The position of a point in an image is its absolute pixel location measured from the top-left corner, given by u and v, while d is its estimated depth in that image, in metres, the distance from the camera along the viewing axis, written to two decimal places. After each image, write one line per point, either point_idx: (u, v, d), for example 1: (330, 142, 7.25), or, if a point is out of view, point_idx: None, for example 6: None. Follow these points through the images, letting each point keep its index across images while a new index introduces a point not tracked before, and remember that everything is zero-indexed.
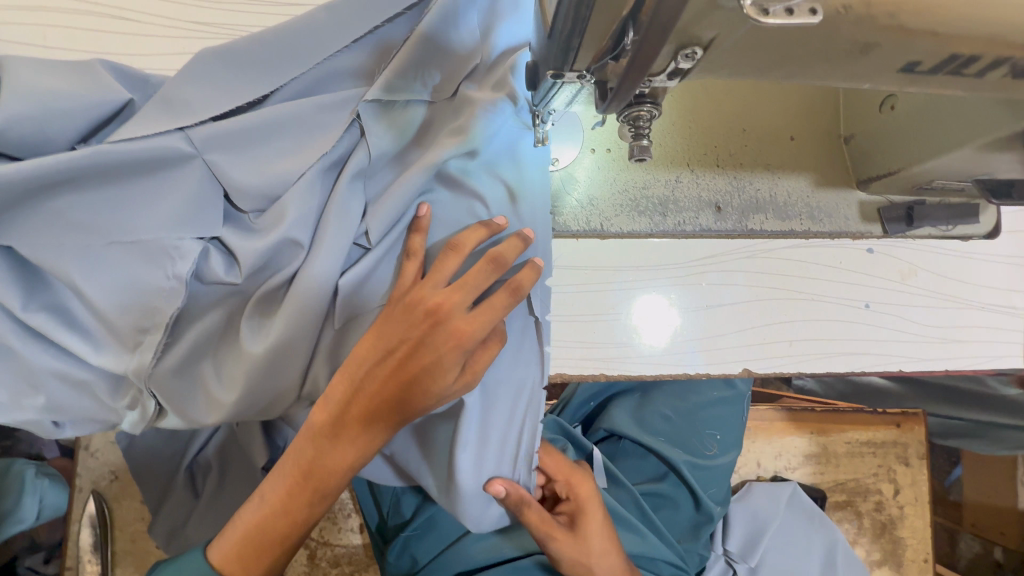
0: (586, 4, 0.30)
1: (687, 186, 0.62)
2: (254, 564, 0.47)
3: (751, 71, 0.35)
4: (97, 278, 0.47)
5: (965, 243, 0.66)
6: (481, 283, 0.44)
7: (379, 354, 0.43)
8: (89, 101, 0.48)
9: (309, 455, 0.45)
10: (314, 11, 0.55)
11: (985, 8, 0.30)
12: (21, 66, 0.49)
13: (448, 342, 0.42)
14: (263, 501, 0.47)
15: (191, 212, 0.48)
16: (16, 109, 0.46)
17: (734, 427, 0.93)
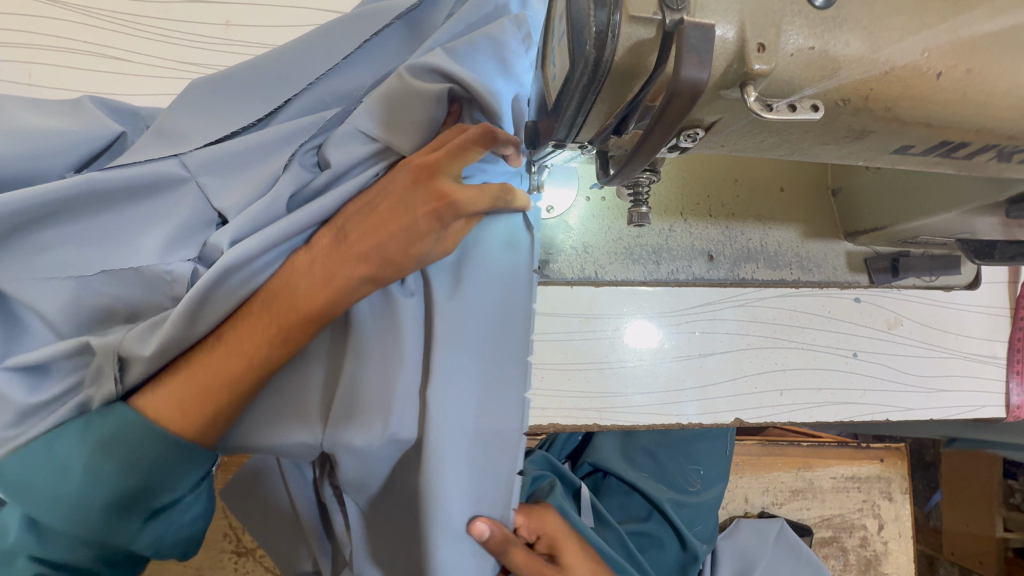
0: (592, 89, 0.29)
1: (680, 235, 0.63)
2: (192, 407, 0.42)
3: (751, 149, 0.35)
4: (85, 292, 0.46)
5: (948, 294, 0.67)
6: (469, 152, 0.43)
7: (369, 210, 0.45)
8: (80, 137, 0.47)
9: (284, 293, 0.44)
10: (311, 50, 0.54)
11: (975, 103, 0.31)
12: (10, 105, 0.47)
13: (432, 197, 0.43)
14: (218, 342, 0.44)
15: (184, 235, 0.47)
16: (5, 150, 0.44)
17: (721, 460, 0.92)
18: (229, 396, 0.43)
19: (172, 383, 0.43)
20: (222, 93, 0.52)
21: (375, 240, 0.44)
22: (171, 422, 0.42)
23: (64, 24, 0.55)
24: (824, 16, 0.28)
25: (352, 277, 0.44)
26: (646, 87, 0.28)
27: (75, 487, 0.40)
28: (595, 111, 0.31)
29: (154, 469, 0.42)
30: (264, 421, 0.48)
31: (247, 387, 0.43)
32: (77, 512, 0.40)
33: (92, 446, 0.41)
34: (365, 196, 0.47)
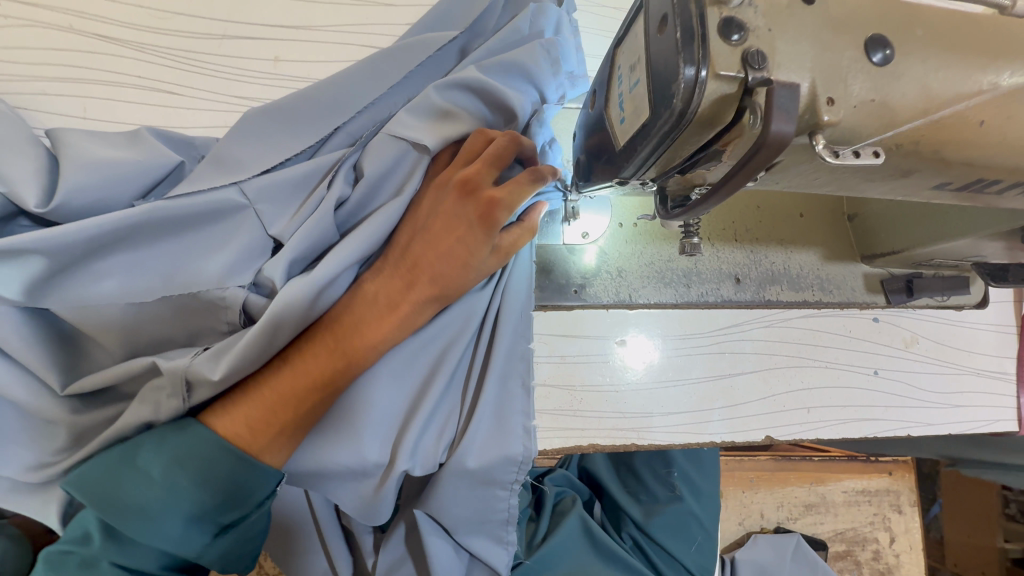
0: (670, 137, 0.31)
1: (708, 259, 0.65)
2: (264, 424, 0.47)
3: (803, 186, 0.37)
4: (143, 320, 0.49)
5: (959, 312, 0.71)
6: (502, 159, 0.48)
7: (422, 234, 0.50)
8: (144, 169, 0.48)
9: (348, 313, 0.49)
10: (360, 83, 0.56)
11: (1011, 146, 0.34)
12: (73, 136, 0.48)
13: (478, 210, 0.47)
14: (286, 363, 0.48)
15: (244, 260, 0.49)
16: (73, 180, 0.45)
17: (707, 465, 0.87)
18: (301, 416, 0.48)
19: (246, 402, 0.47)
20: (275, 125, 0.54)
21: (433, 267, 0.49)
22: (245, 440, 0.46)
23: (119, 59, 0.56)
24: (884, 71, 0.30)
25: (413, 306, 0.50)
26: (723, 133, 0.30)
27: (154, 497, 0.44)
28: (666, 154, 0.33)
29: (229, 479, 0.45)
30: (322, 437, 0.54)
31: (313, 403, 0.48)
32: (155, 522, 0.43)
33: (166, 459, 0.45)
34: (415, 220, 0.51)
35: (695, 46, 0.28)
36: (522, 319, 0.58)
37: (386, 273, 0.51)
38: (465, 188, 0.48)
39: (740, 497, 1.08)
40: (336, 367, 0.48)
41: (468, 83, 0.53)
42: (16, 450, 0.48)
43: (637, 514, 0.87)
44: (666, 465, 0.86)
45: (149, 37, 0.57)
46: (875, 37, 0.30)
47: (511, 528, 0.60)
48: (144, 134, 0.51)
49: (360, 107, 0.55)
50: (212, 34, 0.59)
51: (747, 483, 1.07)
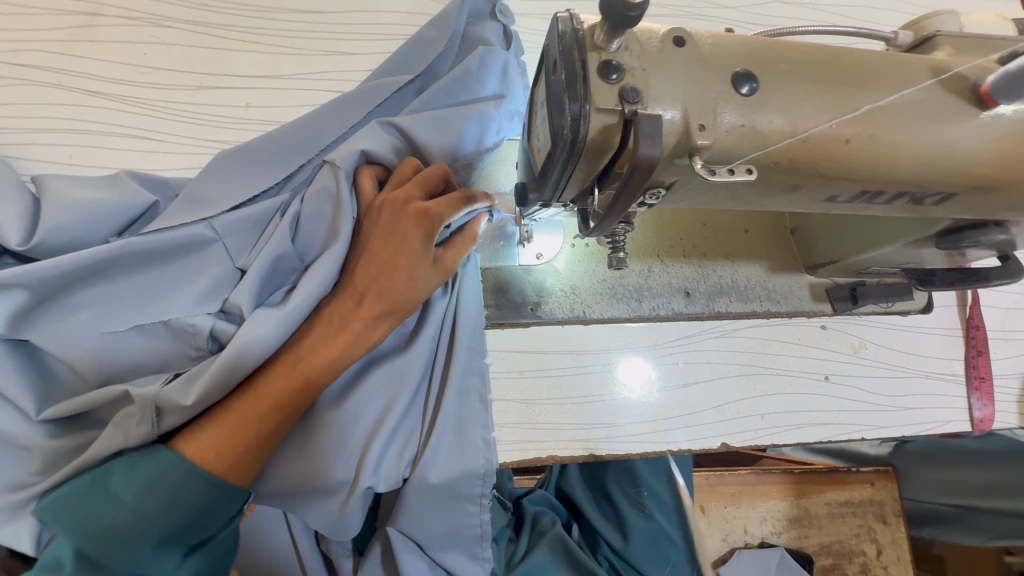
0: (570, 163, 0.36)
1: (658, 275, 0.69)
2: (229, 445, 0.49)
3: (706, 202, 0.42)
4: (112, 350, 0.51)
5: (905, 317, 0.74)
6: (428, 181, 0.54)
7: (370, 256, 0.54)
8: (119, 208, 0.53)
9: (309, 336, 0.53)
10: (323, 125, 0.62)
11: (880, 162, 0.38)
12: (57, 181, 0.53)
13: (412, 225, 0.52)
14: (249, 387, 0.51)
15: (214, 289, 0.54)
16: (54, 220, 0.50)
17: (676, 480, 0.88)
18: (263, 436, 0.50)
19: (212, 426, 0.50)
20: (243, 164, 0.59)
21: (379, 284, 0.53)
22: (211, 461, 0.49)
23: (103, 110, 0.62)
24: (751, 100, 0.35)
25: (367, 325, 0.53)
26: (615, 158, 0.35)
27: (125, 522, 0.46)
28: (575, 176, 0.38)
29: (194, 504, 0.48)
30: (291, 458, 0.56)
31: (273, 422, 0.50)
32: (126, 547, 0.46)
33: (136, 486, 0.47)
34: (363, 243, 0.55)
35: (578, 86, 0.33)
36: (475, 335, 0.62)
37: (344, 298, 0.54)
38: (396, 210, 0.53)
39: (723, 512, 1.08)
40: (295, 387, 0.51)
41: (409, 122, 0.60)
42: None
43: (612, 537, 0.88)
44: (636, 484, 0.88)
45: (131, 90, 0.63)
46: (740, 72, 0.35)
47: (481, 544, 0.62)
48: (121, 177, 0.56)
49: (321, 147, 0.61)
50: (191, 85, 0.64)
51: (729, 498, 1.08)
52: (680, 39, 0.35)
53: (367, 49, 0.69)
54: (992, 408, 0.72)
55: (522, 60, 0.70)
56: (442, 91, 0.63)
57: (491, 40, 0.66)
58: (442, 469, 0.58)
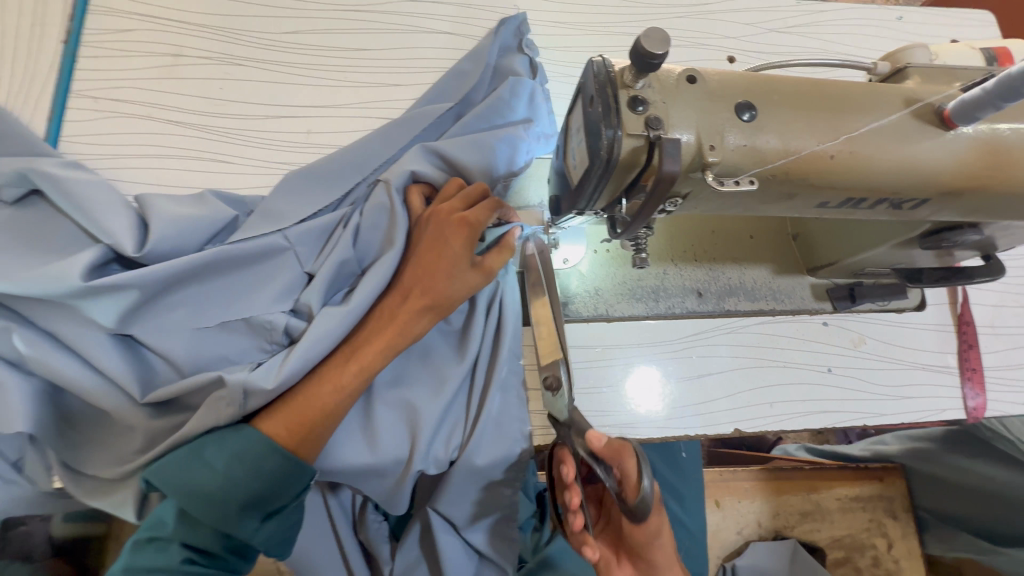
0: (605, 177, 0.44)
1: (673, 277, 0.76)
2: (296, 424, 0.57)
3: (715, 209, 0.49)
4: (202, 343, 0.60)
5: (900, 314, 0.81)
6: (469, 195, 0.63)
7: (418, 260, 0.62)
8: (209, 222, 0.62)
9: (366, 330, 0.61)
10: (375, 147, 0.70)
11: (861, 173, 0.46)
12: (156, 199, 0.62)
13: (456, 231, 0.60)
14: (314, 375, 0.59)
15: (287, 291, 0.62)
16: (158, 232, 0.59)
17: (686, 469, 0.94)
18: (329, 420, 0.57)
19: (282, 408, 0.57)
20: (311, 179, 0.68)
21: (425, 284, 0.61)
22: (280, 437, 0.56)
23: (186, 138, 0.71)
24: (752, 125, 0.43)
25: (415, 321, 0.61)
26: (642, 173, 0.43)
27: (217, 486, 0.54)
28: (609, 188, 0.46)
29: (273, 474, 0.55)
30: (349, 444, 0.63)
31: (335, 405, 0.58)
32: (218, 508, 0.53)
33: (226, 456, 0.55)
34: (413, 249, 0.63)
35: (612, 116, 0.41)
36: (511, 335, 0.69)
37: (397, 297, 0.62)
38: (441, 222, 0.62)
39: (737, 507, 1.13)
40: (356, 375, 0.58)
41: (451, 145, 0.68)
42: (105, 457, 0.58)
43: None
44: (651, 476, 0.92)
45: (208, 119, 0.72)
46: (742, 103, 0.44)
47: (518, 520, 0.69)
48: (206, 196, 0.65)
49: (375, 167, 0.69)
50: (260, 115, 0.74)
51: (742, 493, 1.13)
52: (693, 77, 0.43)
53: (410, 81, 0.79)
54: (984, 397, 0.78)
55: (546, 88, 0.79)
56: (478, 117, 0.71)
57: (521, 71, 0.75)
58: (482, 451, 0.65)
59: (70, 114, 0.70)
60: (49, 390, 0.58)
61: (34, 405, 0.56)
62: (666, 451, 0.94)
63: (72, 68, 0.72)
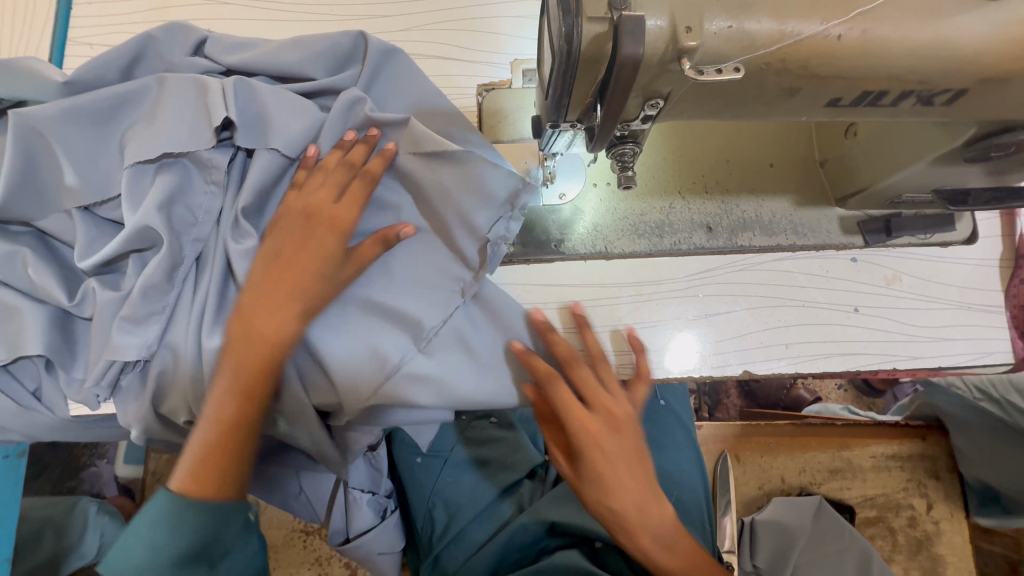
0: (569, 74, 0.39)
1: (680, 211, 0.71)
2: (208, 477, 0.51)
3: (705, 111, 0.44)
4: (194, 291, 0.62)
5: (945, 249, 0.72)
6: (336, 188, 0.58)
7: (281, 252, 0.56)
8: (203, 119, 0.60)
9: (268, 327, 0.54)
10: (291, 94, 0.62)
11: (876, 56, 0.39)
12: (165, 105, 0.61)
13: (324, 227, 0.56)
14: (207, 422, 0.53)
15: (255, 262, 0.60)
16: (168, 133, 0.59)
17: (665, 416, 0.90)
18: (239, 432, 0.53)
19: (196, 454, 0.52)
20: (249, 106, 0.61)
21: (282, 276, 0.55)
22: (201, 489, 0.51)
23: None
24: (738, 3, 0.37)
25: (343, 200, 0.57)
26: (608, 66, 0.38)
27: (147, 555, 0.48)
28: (579, 91, 0.41)
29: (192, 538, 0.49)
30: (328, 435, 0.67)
31: (240, 445, 0.53)
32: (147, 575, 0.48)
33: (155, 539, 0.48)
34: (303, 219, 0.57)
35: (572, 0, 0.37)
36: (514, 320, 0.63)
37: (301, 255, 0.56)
38: (550, 377, 0.56)
39: (759, 462, 1.08)
40: (340, 250, 0.57)
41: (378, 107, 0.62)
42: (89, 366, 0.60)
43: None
44: None
45: None
46: None
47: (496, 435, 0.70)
48: (227, 83, 0.60)
49: (313, 118, 0.62)
50: None
51: (764, 448, 1.08)
52: None
53: (396, 12, 0.76)
54: None
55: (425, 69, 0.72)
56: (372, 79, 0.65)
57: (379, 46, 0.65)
58: (462, 390, 0.59)
59: (67, 62, 0.71)
60: (62, 319, 0.61)
61: (44, 326, 0.59)
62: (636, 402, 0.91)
63: (67, 15, 0.73)
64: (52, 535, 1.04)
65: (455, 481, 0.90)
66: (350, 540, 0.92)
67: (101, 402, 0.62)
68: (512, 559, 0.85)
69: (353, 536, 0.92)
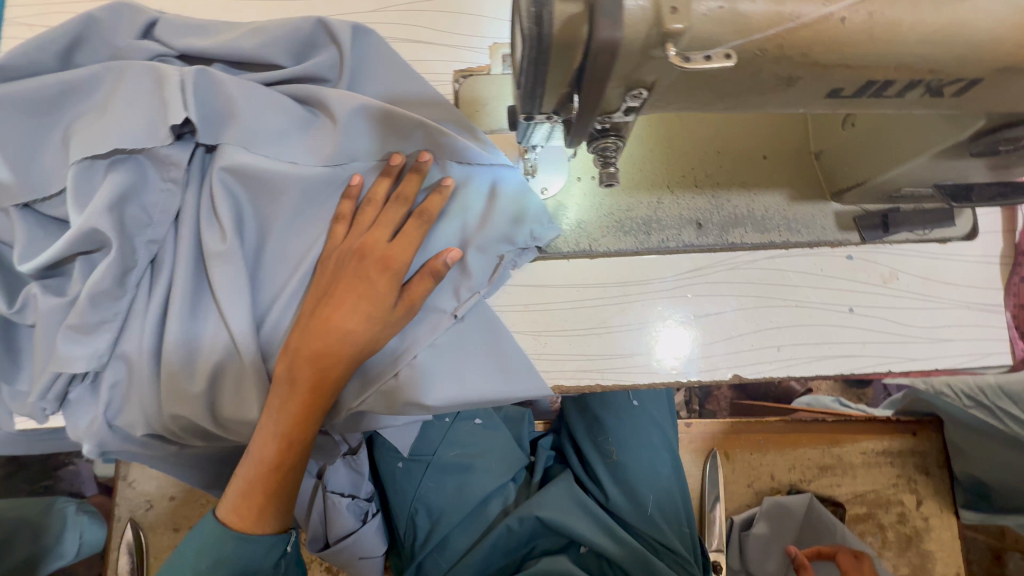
0: (542, 61, 0.35)
1: (668, 207, 0.67)
2: (258, 506, 0.57)
3: (693, 104, 0.40)
4: (148, 297, 0.58)
5: (945, 245, 0.69)
6: (414, 234, 0.59)
7: (332, 298, 0.56)
8: (154, 112, 0.55)
9: (315, 368, 0.54)
10: (258, 86, 0.59)
11: (884, 42, 0.35)
12: (113, 96, 0.56)
13: (376, 268, 0.57)
14: (255, 461, 0.56)
15: (221, 263, 0.57)
16: (115, 126, 0.54)
17: (643, 418, 0.86)
18: (287, 465, 0.56)
19: (241, 486, 0.57)
20: (213, 101, 0.58)
21: (323, 340, 0.54)
22: (250, 521, 0.57)
23: None
24: None
25: (398, 236, 0.58)
26: (586, 53, 0.34)
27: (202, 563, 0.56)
28: (553, 82, 0.37)
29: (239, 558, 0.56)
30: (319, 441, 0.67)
31: (284, 477, 0.57)
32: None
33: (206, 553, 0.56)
34: (343, 253, 0.58)
35: None
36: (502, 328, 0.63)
37: (360, 307, 0.55)
38: None
39: (749, 459, 1.06)
40: (391, 290, 0.57)
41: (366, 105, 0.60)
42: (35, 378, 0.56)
43: (594, 491, 0.86)
44: (601, 433, 0.86)
45: None
46: None
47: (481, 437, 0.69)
48: (187, 74, 0.56)
49: (284, 113, 0.60)
50: None
51: (754, 445, 1.06)
52: None
53: None
54: None
55: (398, 54, 0.67)
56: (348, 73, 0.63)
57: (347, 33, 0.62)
58: (428, 398, 0.59)
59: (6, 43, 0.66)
60: (4, 326, 0.57)
61: None
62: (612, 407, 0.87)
63: None
64: (29, 537, 1.00)
65: (436, 487, 0.86)
66: (329, 546, 0.90)
67: (49, 416, 0.58)
68: (495, 565, 0.84)
69: (333, 542, 0.89)
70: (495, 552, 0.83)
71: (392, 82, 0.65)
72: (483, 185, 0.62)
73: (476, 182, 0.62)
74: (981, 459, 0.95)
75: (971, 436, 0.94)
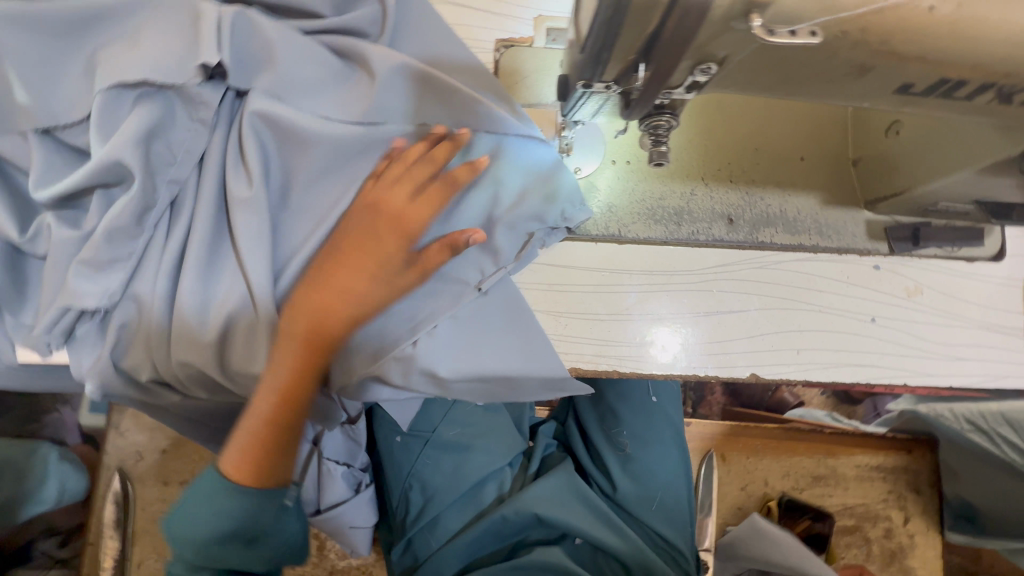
0: (616, 22, 0.34)
1: (701, 199, 0.66)
2: (253, 461, 0.55)
3: (757, 85, 0.39)
4: (166, 239, 0.56)
5: (972, 264, 0.68)
6: (433, 198, 0.58)
7: (342, 254, 0.56)
8: (188, 47, 0.53)
9: (318, 322, 0.54)
10: (298, 32, 0.57)
11: (969, 39, 0.34)
12: (146, 26, 0.54)
13: (387, 227, 0.56)
14: (252, 413, 0.55)
15: (245, 207, 0.56)
16: (148, 57, 0.52)
17: (656, 414, 0.87)
18: (283, 421, 0.55)
19: (236, 439, 0.56)
20: (248, 44, 0.56)
21: (326, 293, 0.54)
22: (240, 476, 0.56)
23: None
24: None
25: (420, 199, 0.57)
26: (665, 15, 0.33)
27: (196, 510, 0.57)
28: (623, 45, 0.36)
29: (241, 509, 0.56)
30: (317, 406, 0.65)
31: (279, 433, 0.55)
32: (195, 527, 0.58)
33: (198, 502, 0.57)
34: (364, 212, 0.57)
35: None
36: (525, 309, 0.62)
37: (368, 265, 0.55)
38: None
39: (744, 463, 1.07)
40: (401, 252, 0.57)
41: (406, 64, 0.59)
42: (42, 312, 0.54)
43: (602, 482, 0.86)
44: (617, 424, 0.86)
45: None
46: None
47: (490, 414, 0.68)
48: (226, 13, 0.54)
49: (321, 65, 0.58)
50: None
51: (750, 450, 1.07)
52: None
53: None
54: None
55: (440, 16, 0.65)
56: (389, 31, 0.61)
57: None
58: (441, 369, 0.59)
59: None
60: (15, 255, 0.55)
61: None
62: (631, 399, 0.87)
63: None
64: (15, 476, 0.99)
65: (432, 465, 0.84)
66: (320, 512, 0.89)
67: (53, 350, 0.56)
68: (487, 547, 0.83)
69: (324, 508, 0.88)
70: (489, 536, 0.82)
71: (431, 43, 0.63)
72: (519, 158, 0.61)
73: (513, 152, 0.61)
74: (972, 482, 0.96)
75: (967, 458, 0.95)
